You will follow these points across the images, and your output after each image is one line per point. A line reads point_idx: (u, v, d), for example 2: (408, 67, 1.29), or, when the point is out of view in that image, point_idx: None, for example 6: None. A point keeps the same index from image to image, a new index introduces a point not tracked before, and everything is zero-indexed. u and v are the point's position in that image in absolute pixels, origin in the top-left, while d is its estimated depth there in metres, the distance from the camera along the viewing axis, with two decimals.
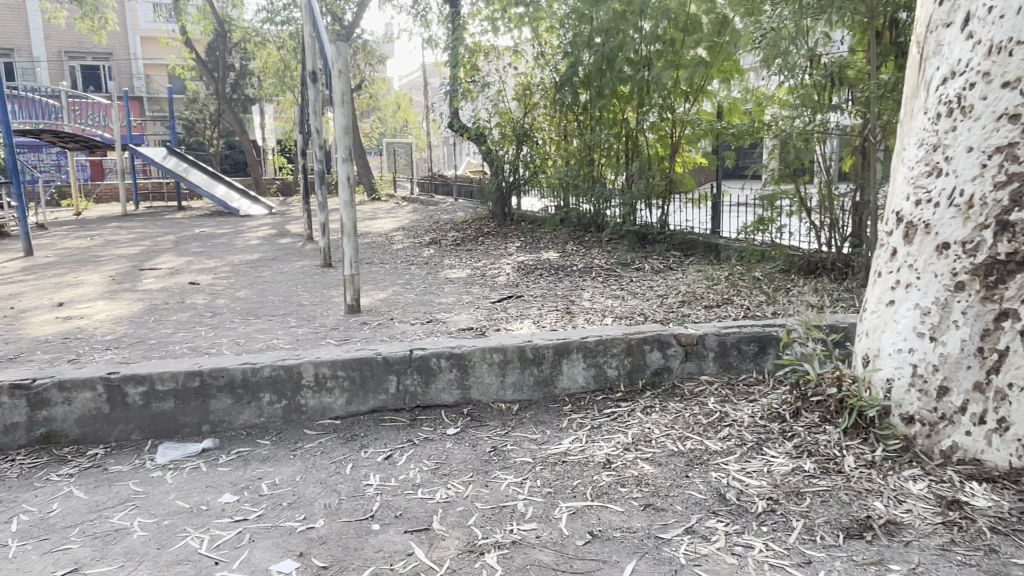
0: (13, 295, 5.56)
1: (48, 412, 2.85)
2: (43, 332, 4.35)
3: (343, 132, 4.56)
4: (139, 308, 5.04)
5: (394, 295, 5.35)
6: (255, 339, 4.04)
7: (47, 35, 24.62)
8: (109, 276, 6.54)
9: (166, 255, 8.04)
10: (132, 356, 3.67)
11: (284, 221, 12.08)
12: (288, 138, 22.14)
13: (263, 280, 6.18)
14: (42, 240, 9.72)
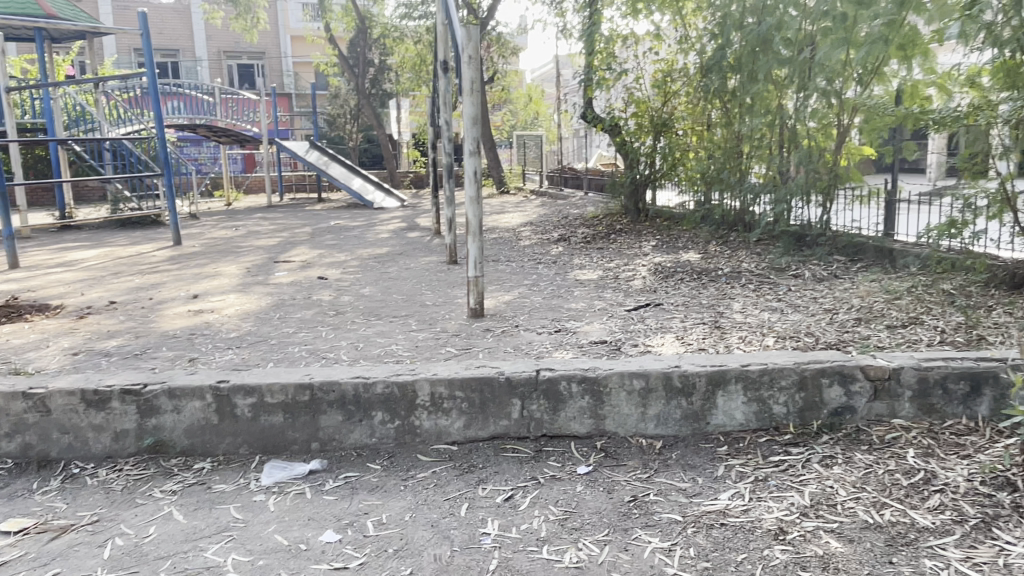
0: (155, 285, 5.71)
1: (157, 420, 2.69)
2: (174, 326, 4.34)
3: (471, 123, 4.24)
4: (266, 303, 4.97)
5: (520, 298, 4.97)
6: (374, 343, 3.80)
7: (208, 36, 26.57)
8: (245, 268, 6.64)
9: (301, 247, 8.17)
10: (251, 359, 3.52)
11: (415, 214, 12.13)
12: (422, 132, 22.52)
13: (389, 277, 6.01)
14: (194, 230, 10.25)
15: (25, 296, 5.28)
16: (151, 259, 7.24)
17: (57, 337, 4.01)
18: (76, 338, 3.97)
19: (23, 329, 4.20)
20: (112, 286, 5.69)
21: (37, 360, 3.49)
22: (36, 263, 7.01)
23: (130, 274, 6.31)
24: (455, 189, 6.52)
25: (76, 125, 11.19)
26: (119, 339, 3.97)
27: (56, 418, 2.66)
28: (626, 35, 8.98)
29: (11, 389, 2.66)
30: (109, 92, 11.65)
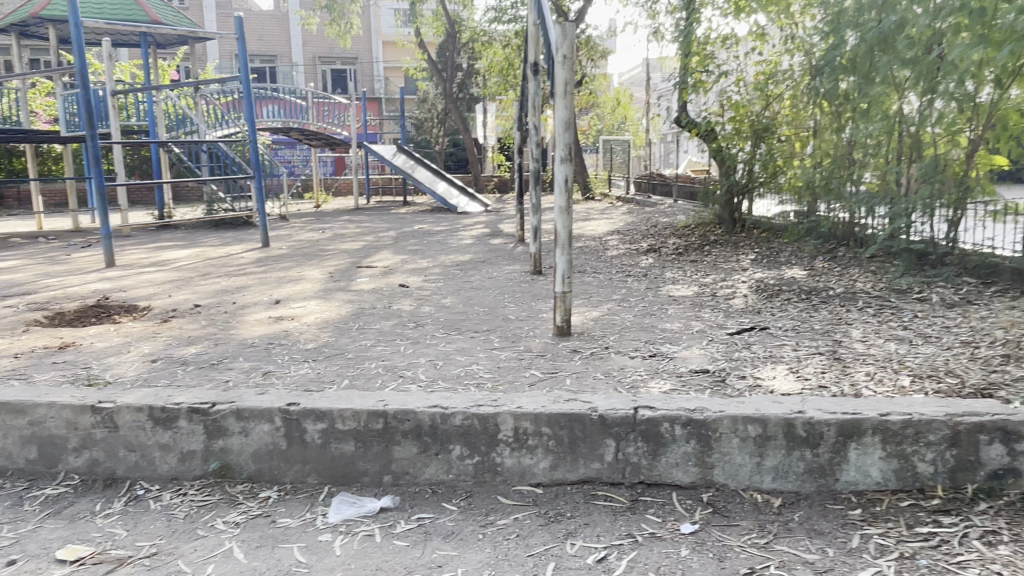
0: (240, 288, 5.70)
1: (225, 442, 2.52)
2: (253, 333, 4.24)
3: (564, 128, 3.93)
4: (346, 312, 4.82)
5: (609, 315, 4.64)
6: (454, 362, 3.56)
7: (305, 42, 27.49)
8: (328, 272, 6.59)
9: (384, 251, 8.10)
10: (327, 374, 3.34)
11: (498, 219, 11.96)
12: (507, 136, 22.42)
13: (471, 287, 5.79)
14: (283, 232, 10.40)
15: (117, 296, 5.36)
16: (240, 261, 7.31)
17: (140, 342, 3.98)
18: (157, 344, 3.92)
19: (109, 332, 4.20)
20: (198, 288, 5.71)
21: (116, 367, 3.43)
22: (132, 263, 7.20)
23: (218, 276, 6.36)
24: (542, 196, 6.24)
25: (177, 127, 11.63)
26: (199, 346, 3.89)
27: (123, 434, 2.53)
28: (725, 35, 8.48)
29: (80, 402, 2.55)
30: (208, 95, 12.08)
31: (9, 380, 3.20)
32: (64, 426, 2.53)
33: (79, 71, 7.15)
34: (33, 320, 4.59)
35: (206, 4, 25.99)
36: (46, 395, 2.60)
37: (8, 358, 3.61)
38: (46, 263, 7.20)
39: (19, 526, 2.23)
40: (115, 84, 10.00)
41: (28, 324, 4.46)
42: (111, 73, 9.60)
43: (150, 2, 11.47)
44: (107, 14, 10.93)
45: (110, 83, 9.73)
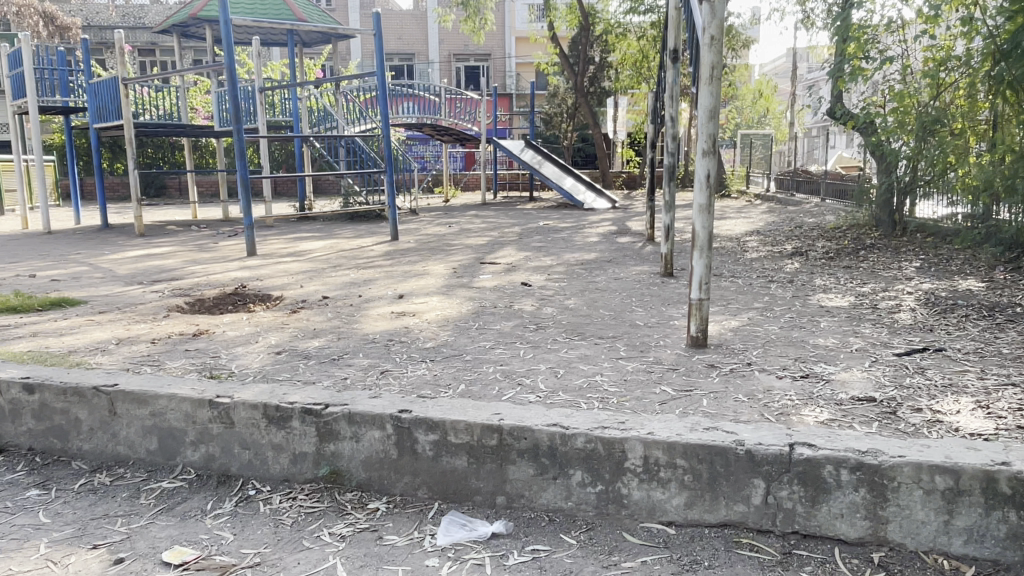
0: (367, 281, 5.74)
1: (335, 447, 2.40)
2: (374, 328, 4.17)
3: (707, 118, 3.55)
4: (468, 309, 4.68)
5: (750, 325, 4.20)
6: (577, 371, 3.29)
7: (441, 40, 28.19)
8: (453, 267, 6.52)
9: (509, 248, 7.97)
10: (443, 378, 3.18)
11: (627, 217, 11.55)
12: (639, 131, 21.82)
13: (596, 288, 5.49)
14: (412, 225, 10.54)
15: (253, 285, 5.54)
16: (369, 253, 7.43)
17: (267, 332, 4.02)
18: (284, 335, 3.94)
19: (241, 321, 4.29)
20: (328, 280, 5.80)
21: (242, 358, 3.46)
22: (270, 252, 7.51)
23: (347, 267, 6.47)
24: (676, 193, 5.83)
25: (318, 122, 12.13)
26: (320, 339, 3.87)
27: (238, 431, 2.48)
28: (891, 18, 7.60)
29: (199, 395, 2.53)
30: (346, 92, 12.51)
31: (144, 366, 3.29)
32: (183, 419, 2.52)
33: (227, 69, 7.51)
34: (176, 306, 4.80)
35: (352, 4, 27.23)
36: (167, 386, 2.60)
37: (147, 343, 3.75)
38: (196, 250, 7.67)
39: (132, 521, 2.22)
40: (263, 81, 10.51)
41: (171, 310, 4.66)
42: (260, 71, 10.12)
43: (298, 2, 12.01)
44: (259, 15, 11.55)
45: (259, 80, 10.25)
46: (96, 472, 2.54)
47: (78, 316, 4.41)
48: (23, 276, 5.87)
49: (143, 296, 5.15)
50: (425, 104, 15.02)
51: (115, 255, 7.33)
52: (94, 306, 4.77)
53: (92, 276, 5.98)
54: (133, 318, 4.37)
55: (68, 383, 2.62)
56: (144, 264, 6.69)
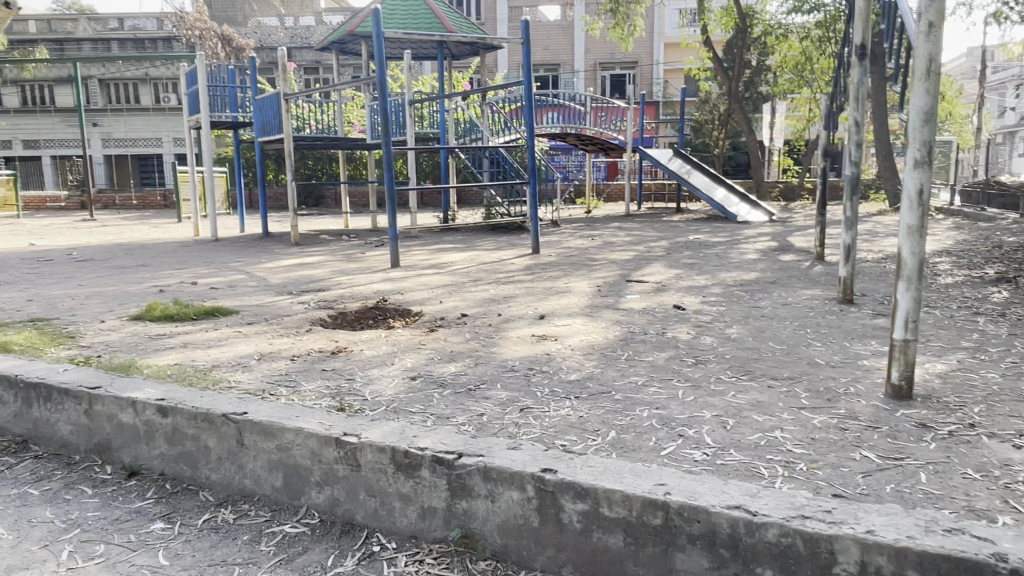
0: (507, 298, 5.45)
1: (468, 504, 2.06)
2: (514, 353, 3.83)
3: (921, 124, 2.89)
4: (615, 335, 4.24)
5: (963, 371, 3.45)
6: (750, 423, 2.77)
7: (587, 49, 27.99)
8: (598, 285, 6.11)
9: (657, 264, 7.44)
10: (591, 421, 2.77)
11: (786, 232, 10.60)
12: (799, 138, 20.32)
13: (761, 314, 4.86)
14: (554, 238, 10.25)
15: (395, 299, 5.42)
16: (510, 267, 7.19)
17: (404, 353, 3.78)
18: (420, 357, 3.69)
19: (379, 338, 4.10)
20: (468, 295, 5.59)
21: (377, 383, 3.23)
22: (413, 263, 7.47)
23: (488, 282, 6.25)
24: (859, 208, 5.08)
25: (464, 133, 12.21)
26: (458, 364, 3.57)
27: (364, 476, 2.20)
28: None
29: (326, 431, 2.29)
30: (493, 102, 12.48)
31: (279, 387, 3.14)
32: (310, 456, 2.29)
33: (378, 81, 7.58)
34: (319, 319, 4.75)
35: (501, 17, 27.70)
36: (296, 418, 2.38)
37: (286, 360, 3.64)
38: (344, 260, 7.79)
39: (249, 572, 2.00)
40: (413, 93, 10.65)
41: (314, 324, 4.60)
42: (411, 84, 10.28)
43: (448, 15, 12.18)
44: (411, 28, 11.77)
45: (409, 92, 10.38)
46: (221, 506, 2.38)
47: (227, 327, 4.44)
48: (186, 283, 6.15)
49: (290, 307, 5.17)
50: (570, 114, 14.72)
51: (271, 263, 7.60)
52: (243, 316, 4.82)
53: (247, 285, 6.15)
54: (277, 332, 4.34)
55: (199, 408, 2.49)
56: (294, 274, 6.84)
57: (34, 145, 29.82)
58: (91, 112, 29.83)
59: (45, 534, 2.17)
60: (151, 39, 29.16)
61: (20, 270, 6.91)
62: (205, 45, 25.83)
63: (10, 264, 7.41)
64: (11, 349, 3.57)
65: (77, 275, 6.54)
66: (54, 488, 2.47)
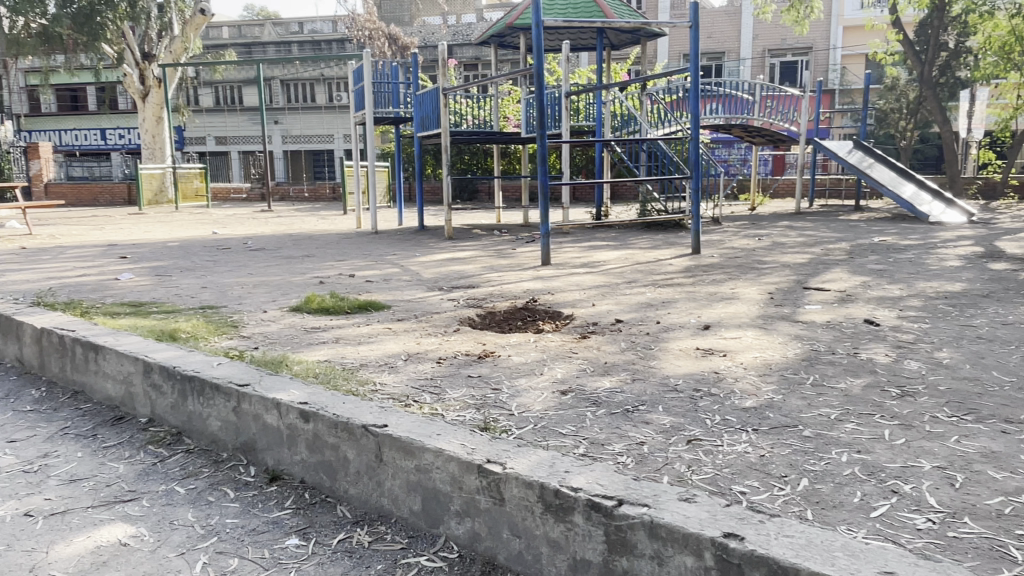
0: (667, 304, 5.01)
1: (629, 563, 1.71)
2: (677, 369, 3.39)
3: None
4: (795, 354, 3.68)
5: None
6: (985, 482, 2.19)
7: (756, 36, 26.36)
8: (769, 292, 5.49)
9: (838, 269, 6.64)
10: (776, 463, 2.32)
11: (994, 236, 9.18)
12: (1003, 128, 17.81)
13: (978, 335, 4.07)
14: (716, 237, 9.55)
15: (545, 299, 5.16)
16: (668, 268, 6.70)
17: (554, 362, 3.47)
18: (572, 368, 3.37)
19: (528, 344, 3.84)
20: (623, 298, 5.21)
21: (524, 395, 2.93)
22: (565, 261, 7.18)
23: (644, 284, 5.82)
24: None
25: (621, 127, 11.73)
26: (613, 379, 3.20)
27: (509, 512, 1.91)
28: None
29: (468, 456, 2.01)
30: (653, 93, 11.90)
31: (424, 393, 2.93)
32: (449, 482, 2.03)
33: (534, 72, 7.33)
34: (468, 319, 4.58)
35: (663, 5, 26.73)
36: (437, 436, 2.13)
37: (432, 363, 3.44)
38: (495, 256, 7.66)
39: None
40: (569, 86, 10.33)
41: (463, 323, 4.43)
42: (568, 76, 9.96)
43: (609, 2, 11.74)
44: (571, 16, 11.45)
45: (566, 84, 10.07)
46: (357, 525, 2.19)
47: (378, 323, 4.38)
48: (344, 275, 6.27)
49: (440, 304, 5.08)
50: (736, 104, 13.75)
51: (424, 257, 7.64)
52: (394, 312, 4.75)
53: (401, 279, 6.16)
54: (425, 330, 4.21)
55: (339, 416, 2.31)
56: (446, 269, 6.79)
57: (225, 141, 32.92)
58: (273, 111, 32.45)
59: (183, 540, 2.09)
60: (326, 41, 31.15)
61: (201, 258, 7.42)
62: (374, 45, 27.05)
63: (194, 252, 7.98)
64: (177, 337, 3.69)
65: (247, 264, 6.89)
66: (199, 487, 2.43)
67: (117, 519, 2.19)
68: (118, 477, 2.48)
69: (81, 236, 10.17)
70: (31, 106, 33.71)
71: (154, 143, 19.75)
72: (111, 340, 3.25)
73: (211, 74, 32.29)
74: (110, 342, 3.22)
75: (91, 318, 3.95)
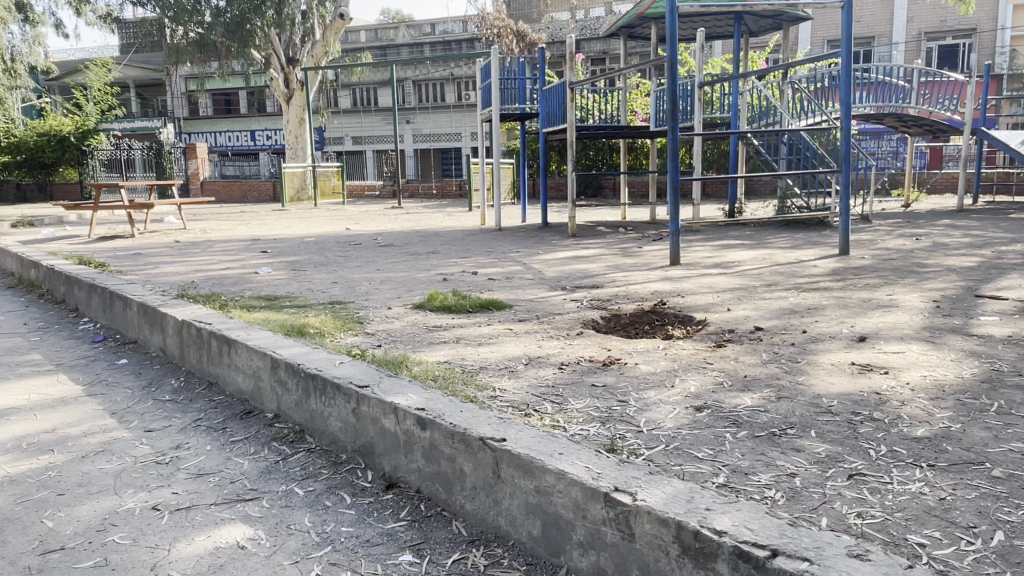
0: (812, 311, 4.55)
1: None
2: (830, 387, 3.00)
3: None
4: (974, 374, 3.17)
5: None
6: None
7: (911, 17, 24.16)
8: (932, 300, 4.87)
9: (1016, 275, 5.82)
10: (961, 510, 1.94)
11: None
12: None
13: None
14: (865, 236, 8.74)
15: (674, 302, 4.84)
16: (812, 271, 6.14)
17: (686, 372, 3.19)
18: (707, 380, 3.07)
19: (657, 351, 3.57)
20: (762, 303, 4.79)
21: (654, 410, 2.68)
22: (695, 261, 6.79)
23: (785, 288, 5.35)
24: None
25: (758, 119, 11.03)
26: (755, 396, 2.88)
27: (640, 550, 1.69)
28: None
29: (594, 482, 1.80)
30: (796, 81, 11.09)
31: (546, 402, 2.75)
32: (572, 509, 1.83)
33: (667, 63, 6.98)
34: (592, 321, 4.36)
35: None
36: (560, 455, 1.94)
37: (555, 368, 3.26)
38: (620, 254, 7.39)
39: None
40: (703, 76, 9.82)
41: (586, 326, 4.22)
42: (702, 66, 9.46)
43: None
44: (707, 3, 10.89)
45: (700, 74, 9.57)
46: (472, 545, 2.04)
47: (499, 323, 4.26)
48: (468, 273, 6.24)
49: (563, 304, 4.89)
50: (889, 91, 12.58)
51: (548, 255, 7.49)
52: (516, 312, 4.62)
53: (523, 277, 6.04)
54: (547, 332, 4.04)
55: (456, 426, 2.17)
56: (570, 267, 6.60)
57: (360, 140, 34.50)
58: (405, 111, 33.64)
59: (298, 547, 2.03)
60: (457, 41, 31.87)
61: (334, 253, 7.68)
62: (502, 42, 27.21)
63: (327, 247, 8.29)
64: (306, 332, 3.74)
65: (375, 260, 7.03)
66: (318, 490, 2.38)
67: (237, 519, 2.18)
68: (242, 474, 2.50)
69: (228, 231, 10.90)
70: (192, 109, 36.85)
71: (297, 144, 20.95)
72: (242, 335, 3.32)
73: (349, 77, 33.93)
74: (242, 336, 3.29)
75: (229, 311, 4.10)
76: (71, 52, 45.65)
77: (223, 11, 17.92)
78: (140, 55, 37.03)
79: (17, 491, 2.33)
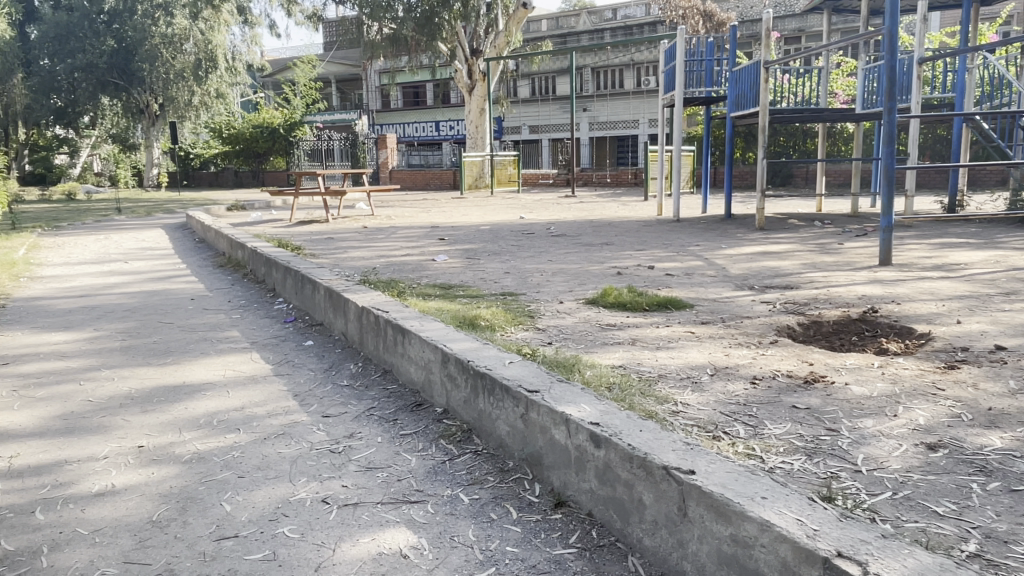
0: None
1: None
2: None
3: None
4: None
5: None
6: None
7: None
8: None
9: None
10: None
11: None
12: None
13: None
14: None
15: (888, 309, 4.19)
16: None
17: (911, 400, 2.66)
18: (938, 411, 2.54)
19: (872, 370, 3.04)
20: (1002, 315, 4.00)
21: (872, 444, 2.24)
22: (909, 262, 5.92)
23: None
24: None
25: (990, 100, 9.51)
26: (1005, 436, 2.32)
27: None
28: None
29: (809, 542, 1.47)
30: None
31: (737, 424, 2.41)
32: (778, 568, 1.51)
33: (886, 36, 6.12)
34: (787, 327, 3.88)
35: None
36: (764, 500, 1.62)
37: (746, 383, 2.88)
38: (817, 251, 6.65)
39: None
40: (924, 50, 8.61)
41: (780, 333, 3.75)
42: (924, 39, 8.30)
43: None
44: None
45: (920, 48, 8.40)
46: None
47: (680, 325, 3.90)
48: (644, 267, 5.90)
49: (752, 306, 4.42)
50: None
51: (732, 249, 6.93)
52: (698, 313, 4.24)
53: (706, 274, 5.59)
54: (735, 338, 3.63)
55: (636, 449, 1.91)
56: (759, 264, 6.02)
57: (537, 129, 34.94)
58: (583, 99, 33.57)
59: (461, 564, 1.89)
60: (638, 25, 31.17)
61: (507, 242, 7.68)
62: (687, 23, 26.11)
63: (502, 235, 8.33)
64: (477, 325, 3.65)
65: (549, 250, 6.91)
66: (483, 499, 2.24)
67: (401, 522, 2.10)
68: (409, 472, 2.42)
69: (411, 217, 11.38)
70: (384, 102, 39.43)
71: (477, 133, 21.55)
72: (416, 325, 3.28)
73: (529, 66, 34.45)
74: (416, 327, 3.25)
75: (405, 298, 4.13)
76: (284, 51, 50.77)
77: (414, 6, 18.71)
78: (341, 52, 40.18)
79: (202, 469, 2.42)
